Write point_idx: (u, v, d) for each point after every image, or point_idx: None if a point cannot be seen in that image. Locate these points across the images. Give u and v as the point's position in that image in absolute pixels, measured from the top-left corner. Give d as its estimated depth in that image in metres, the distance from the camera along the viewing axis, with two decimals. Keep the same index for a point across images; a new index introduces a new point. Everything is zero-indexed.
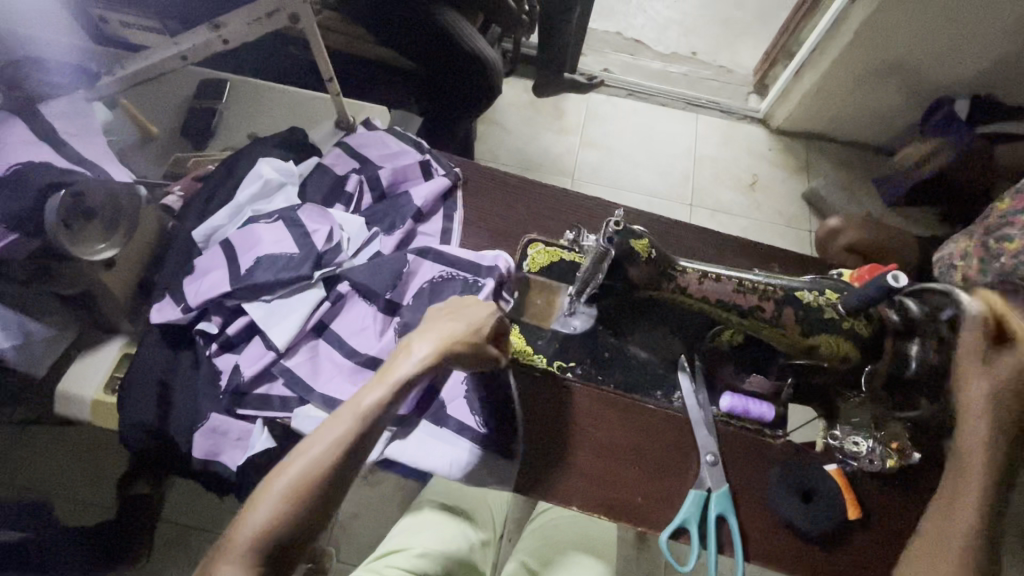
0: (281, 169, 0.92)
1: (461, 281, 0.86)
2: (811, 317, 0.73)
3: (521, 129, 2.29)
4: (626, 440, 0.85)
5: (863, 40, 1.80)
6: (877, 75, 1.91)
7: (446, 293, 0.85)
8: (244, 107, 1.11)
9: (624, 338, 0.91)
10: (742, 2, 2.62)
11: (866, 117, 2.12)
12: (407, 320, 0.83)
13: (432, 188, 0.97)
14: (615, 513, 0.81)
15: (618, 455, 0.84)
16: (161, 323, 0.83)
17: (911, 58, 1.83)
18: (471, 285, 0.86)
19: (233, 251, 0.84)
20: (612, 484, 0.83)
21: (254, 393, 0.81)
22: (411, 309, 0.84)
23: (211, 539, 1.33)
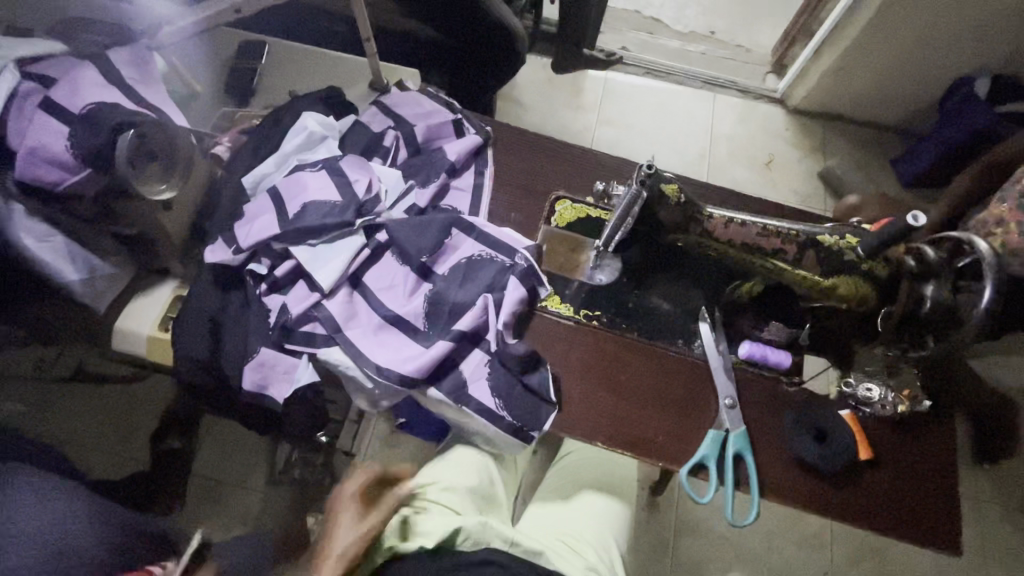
0: (325, 123, 0.96)
1: (498, 264, 0.94)
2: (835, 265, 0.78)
3: (539, 106, 2.32)
4: (653, 381, 0.90)
5: (886, 18, 1.80)
6: (896, 56, 1.92)
7: (481, 273, 0.94)
8: (281, 68, 1.15)
9: (647, 291, 0.95)
10: None
11: (884, 97, 2.12)
12: (438, 289, 0.92)
13: (465, 144, 1.02)
14: (636, 450, 0.86)
15: (642, 397, 0.89)
16: (213, 263, 0.87)
17: (933, 35, 1.82)
18: (508, 268, 0.94)
19: (280, 195, 0.88)
20: (634, 423, 0.87)
21: (301, 330, 0.86)
22: (445, 282, 0.93)
23: (242, 488, 1.41)
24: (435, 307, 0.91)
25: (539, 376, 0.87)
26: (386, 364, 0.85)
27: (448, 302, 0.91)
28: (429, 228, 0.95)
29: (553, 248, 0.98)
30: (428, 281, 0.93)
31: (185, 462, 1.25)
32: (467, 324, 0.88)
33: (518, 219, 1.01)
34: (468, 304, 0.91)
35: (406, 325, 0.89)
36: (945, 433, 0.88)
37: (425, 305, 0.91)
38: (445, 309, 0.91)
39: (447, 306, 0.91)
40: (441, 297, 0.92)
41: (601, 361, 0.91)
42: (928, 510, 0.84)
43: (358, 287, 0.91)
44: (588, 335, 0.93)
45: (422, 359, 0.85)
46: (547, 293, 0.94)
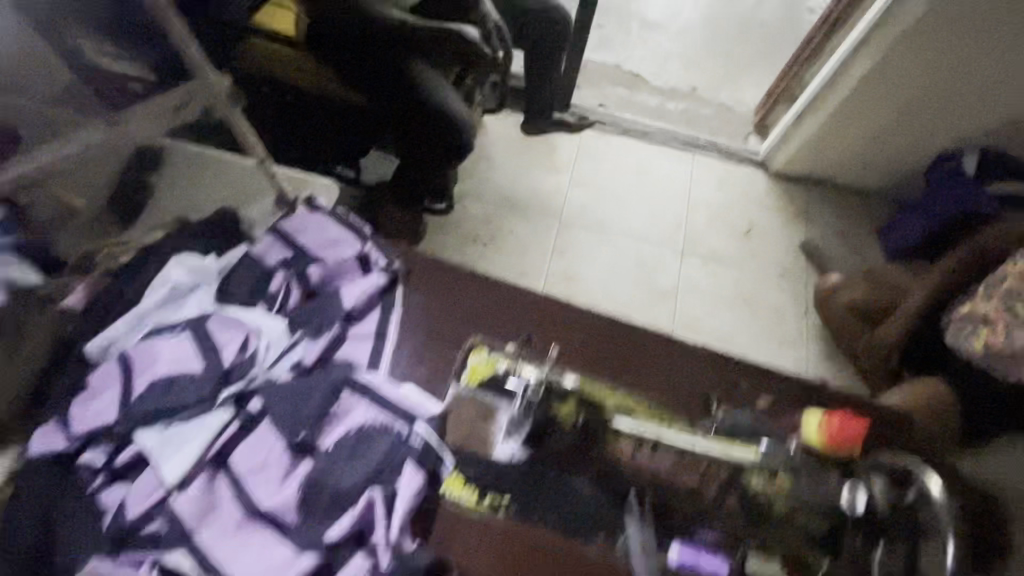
0: (196, 268, 0.85)
1: (393, 437, 0.81)
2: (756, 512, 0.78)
3: (506, 164, 2.12)
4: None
5: (869, 87, 1.73)
6: (886, 118, 1.80)
7: (371, 449, 0.80)
8: (178, 178, 1.04)
9: (568, 469, 0.82)
10: (743, 40, 2.52)
11: (867, 168, 2.02)
12: (317, 469, 0.78)
13: (368, 285, 0.90)
14: None
15: None
16: (42, 452, 0.73)
17: (917, 107, 1.75)
18: (402, 444, 0.81)
19: (130, 365, 0.76)
20: None
21: (142, 532, 0.72)
22: (327, 462, 0.79)
23: None
24: (310, 495, 0.76)
25: None
26: None
27: (327, 489, 0.77)
28: (313, 394, 0.82)
29: (461, 412, 0.84)
30: (306, 460, 0.79)
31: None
32: (338, 531, 0.74)
33: (425, 373, 0.88)
34: (351, 492, 0.77)
35: (274, 521, 0.75)
36: None
37: (299, 493, 0.76)
38: (324, 498, 0.76)
39: (326, 494, 0.77)
40: (319, 483, 0.77)
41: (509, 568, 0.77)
42: None
43: (221, 469, 0.77)
44: (498, 528, 0.79)
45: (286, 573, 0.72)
46: (451, 464, 0.81)
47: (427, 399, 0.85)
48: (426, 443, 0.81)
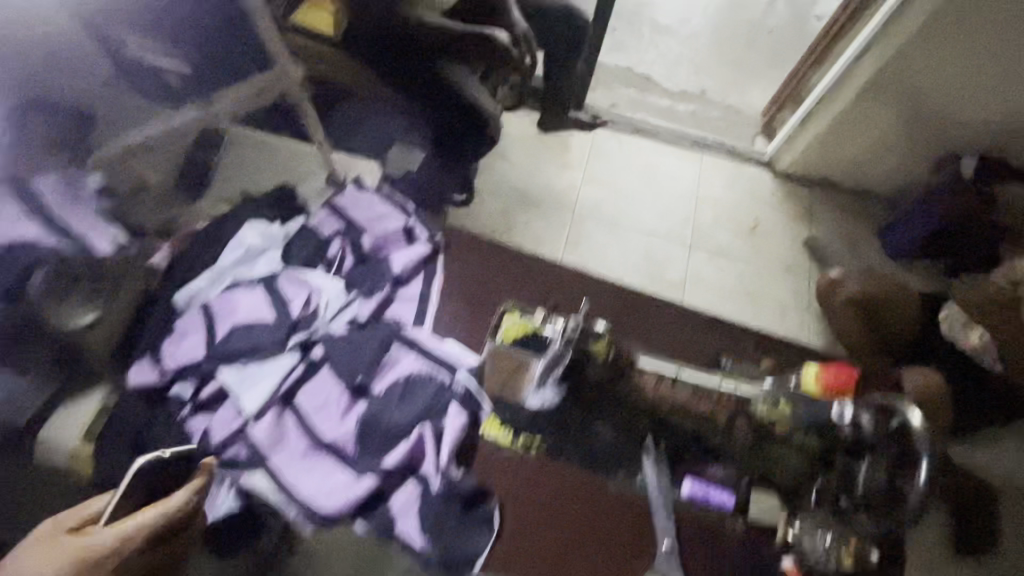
0: (266, 234, 0.97)
1: (436, 384, 0.91)
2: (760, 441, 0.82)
3: (522, 157, 1.94)
4: (591, 514, 0.88)
5: (871, 97, 1.51)
6: (895, 120, 1.56)
7: (418, 394, 0.90)
8: (236, 157, 1.15)
9: (591, 415, 0.93)
10: (771, 28, 2.35)
11: (869, 178, 1.75)
12: (372, 411, 0.89)
13: (413, 254, 1.00)
14: None
15: (575, 533, 0.87)
16: (137, 383, 0.85)
17: (923, 115, 1.52)
18: (445, 390, 0.91)
19: (211, 314, 0.87)
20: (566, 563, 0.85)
21: (224, 455, 0.83)
22: (380, 403, 0.89)
23: None
24: (367, 431, 0.87)
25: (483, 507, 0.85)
26: (310, 496, 0.82)
27: (381, 424, 0.88)
28: (366, 346, 0.92)
29: (497, 366, 0.90)
30: (362, 401, 0.90)
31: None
32: (395, 458, 0.85)
33: (463, 335, 0.99)
34: (402, 428, 0.87)
35: (336, 450, 0.86)
36: None
37: (358, 428, 0.87)
38: (378, 433, 0.87)
39: (380, 430, 0.87)
40: (374, 421, 0.88)
41: (535, 495, 0.89)
42: None
43: (288, 407, 0.87)
44: (530, 461, 0.91)
45: (351, 490, 0.83)
46: (489, 410, 0.92)
47: (466, 354, 0.95)
48: (468, 390, 0.92)
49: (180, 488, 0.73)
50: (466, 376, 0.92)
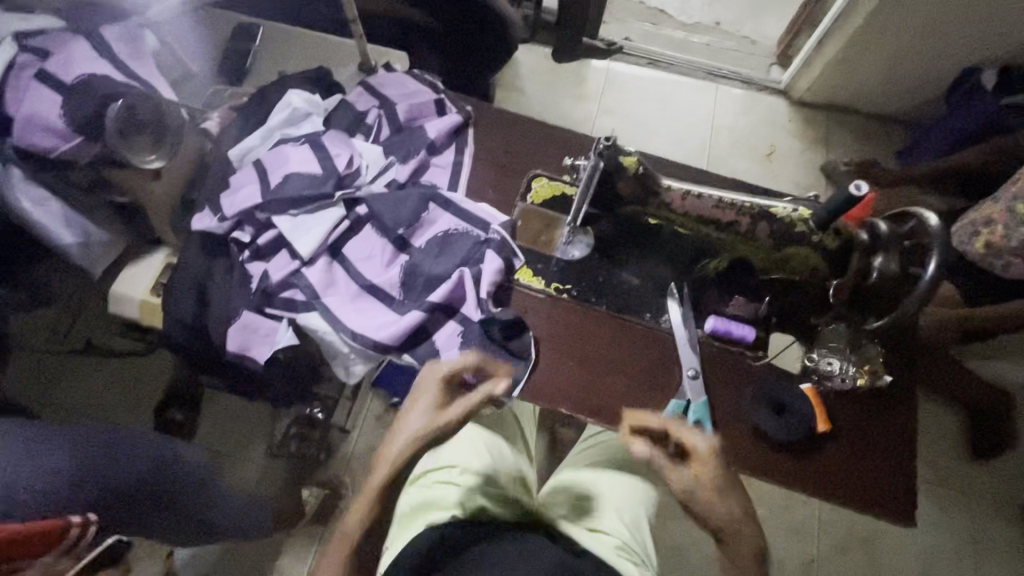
0: (309, 102, 1.03)
1: (472, 239, 0.96)
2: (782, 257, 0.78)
3: (540, 95, 2.20)
4: (624, 350, 0.93)
5: (882, 12, 1.72)
6: (908, 23, 1.74)
7: (456, 246, 0.95)
8: (274, 53, 1.24)
9: (618, 264, 0.97)
10: None
11: (898, 91, 2.02)
12: (414, 261, 0.95)
13: (445, 123, 1.05)
14: (601, 418, 0.89)
15: (606, 366, 0.92)
16: (200, 231, 0.93)
17: (937, 27, 1.73)
18: (481, 243, 0.95)
19: (263, 168, 0.94)
20: (599, 392, 0.90)
21: (280, 295, 0.91)
22: (420, 255, 0.95)
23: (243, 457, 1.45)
24: (409, 277, 0.94)
25: (520, 341, 0.91)
26: (361, 331, 0.89)
27: (422, 272, 0.94)
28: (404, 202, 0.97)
29: (527, 223, 0.99)
30: (405, 254, 0.96)
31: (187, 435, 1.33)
32: (439, 296, 0.91)
33: (495, 198, 1.03)
34: (443, 276, 0.94)
35: (382, 295, 0.93)
36: (907, 409, 0.90)
37: (401, 275, 0.94)
38: (421, 280, 0.94)
39: (422, 277, 0.94)
40: (415, 269, 0.94)
41: (569, 331, 0.94)
42: (893, 477, 0.86)
43: (336, 257, 0.94)
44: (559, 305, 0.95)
45: (397, 326, 0.90)
46: (520, 262, 0.96)
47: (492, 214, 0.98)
48: (503, 240, 0.96)
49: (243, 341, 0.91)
50: (500, 230, 0.96)
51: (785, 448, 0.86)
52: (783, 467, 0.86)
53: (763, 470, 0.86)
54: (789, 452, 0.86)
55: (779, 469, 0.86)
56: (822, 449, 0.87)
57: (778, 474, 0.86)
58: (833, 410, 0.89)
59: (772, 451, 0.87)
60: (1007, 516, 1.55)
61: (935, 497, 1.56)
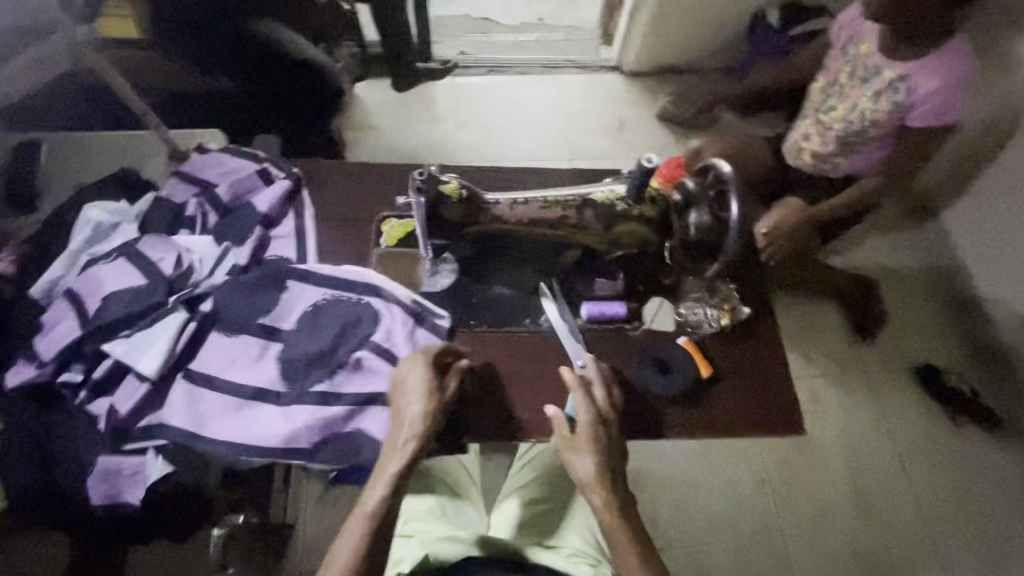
0: (114, 210, 0.95)
1: (344, 304, 0.89)
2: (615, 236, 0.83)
3: (394, 127, 2.19)
4: (549, 362, 0.93)
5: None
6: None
7: (327, 317, 0.88)
8: (71, 164, 1.13)
9: (487, 280, 0.97)
10: None
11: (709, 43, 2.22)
12: (287, 346, 0.87)
13: (275, 191, 1.00)
14: (534, 431, 0.89)
15: (519, 379, 0.92)
16: (19, 387, 0.83)
17: None
18: (353, 305, 0.89)
19: (78, 297, 0.86)
20: (528, 407, 0.90)
21: (136, 426, 0.82)
22: (292, 338, 0.87)
23: None
24: (288, 367, 0.85)
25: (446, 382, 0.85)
26: (237, 435, 0.82)
27: (298, 356, 0.86)
28: (257, 292, 0.89)
29: (389, 267, 0.97)
30: (277, 341, 0.87)
31: None
32: (328, 381, 0.84)
33: (348, 250, 0.99)
34: (321, 352, 0.86)
35: (267, 394, 0.84)
36: (768, 331, 0.98)
37: (279, 368, 0.85)
38: (300, 364, 0.85)
39: (298, 361, 0.85)
40: (290, 354, 0.86)
41: (492, 353, 0.93)
42: (773, 394, 0.94)
43: (191, 366, 0.86)
44: (477, 334, 0.94)
45: (300, 417, 0.83)
46: (447, 320, 0.92)
47: (365, 272, 0.90)
48: (415, 302, 0.92)
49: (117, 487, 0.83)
50: (405, 295, 0.91)
51: (677, 402, 0.92)
52: (682, 419, 0.91)
53: (665, 428, 0.91)
54: (684, 404, 0.92)
55: (678, 422, 0.91)
56: (708, 392, 0.93)
57: (678, 426, 0.91)
58: (709, 353, 0.96)
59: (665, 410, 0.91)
60: (904, 384, 1.64)
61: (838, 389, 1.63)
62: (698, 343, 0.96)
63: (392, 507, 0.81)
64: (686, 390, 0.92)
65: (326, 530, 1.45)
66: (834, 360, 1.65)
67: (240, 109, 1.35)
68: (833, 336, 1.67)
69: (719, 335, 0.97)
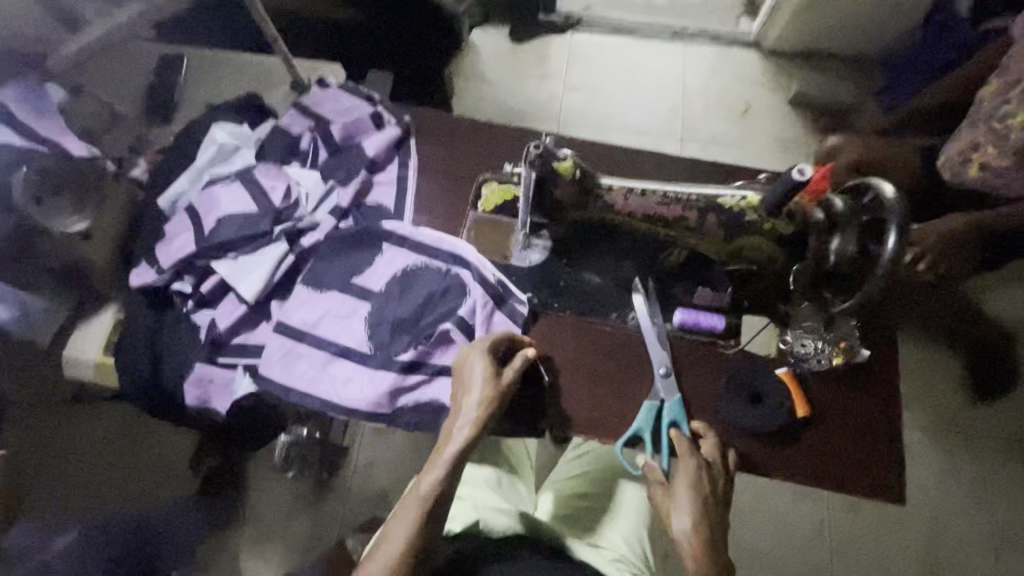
0: (237, 134, 0.99)
1: (434, 272, 0.89)
2: (734, 247, 0.75)
3: (502, 80, 2.11)
4: (629, 367, 0.88)
5: None
6: None
7: (418, 283, 0.88)
8: (203, 79, 1.18)
9: (578, 265, 0.92)
10: None
11: (873, 27, 1.92)
12: (377, 305, 0.88)
13: (384, 137, 0.99)
14: (603, 434, 0.85)
15: (595, 378, 0.87)
16: (140, 286, 0.91)
17: None
18: (444, 275, 0.88)
19: (195, 213, 0.92)
20: (600, 408, 0.86)
21: (232, 342, 0.89)
22: (381, 299, 0.88)
23: (254, 489, 1.51)
24: (376, 327, 0.87)
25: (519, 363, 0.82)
26: (317, 372, 0.85)
27: (387, 320, 0.87)
28: (355, 249, 0.90)
29: (481, 233, 0.94)
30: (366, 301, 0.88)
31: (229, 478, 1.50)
32: (410, 354, 0.85)
33: (443, 207, 0.97)
34: (408, 318, 0.87)
35: (352, 354, 0.86)
36: (887, 382, 0.86)
37: (368, 328, 0.87)
38: (387, 328, 0.87)
39: (386, 325, 0.87)
40: (380, 317, 0.87)
41: (569, 344, 0.89)
42: (879, 451, 0.84)
43: (285, 297, 0.90)
44: (548, 323, 0.90)
45: (384, 383, 0.84)
46: (526, 306, 0.89)
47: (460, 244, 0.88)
48: (500, 282, 0.89)
49: (209, 392, 0.90)
50: (491, 272, 0.88)
51: (766, 437, 0.84)
52: (769, 456, 0.84)
53: (748, 462, 0.83)
54: (774, 441, 0.84)
55: (764, 459, 0.84)
56: (804, 434, 0.84)
57: (763, 463, 0.83)
58: (812, 391, 0.86)
59: (751, 443, 0.84)
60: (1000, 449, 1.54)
61: (928, 442, 1.54)
62: (801, 378, 0.86)
63: (448, 489, 0.79)
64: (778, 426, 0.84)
65: (378, 460, 1.54)
66: (928, 413, 1.55)
67: (360, 44, 1.35)
68: (932, 385, 1.58)
69: (828, 374, 0.86)
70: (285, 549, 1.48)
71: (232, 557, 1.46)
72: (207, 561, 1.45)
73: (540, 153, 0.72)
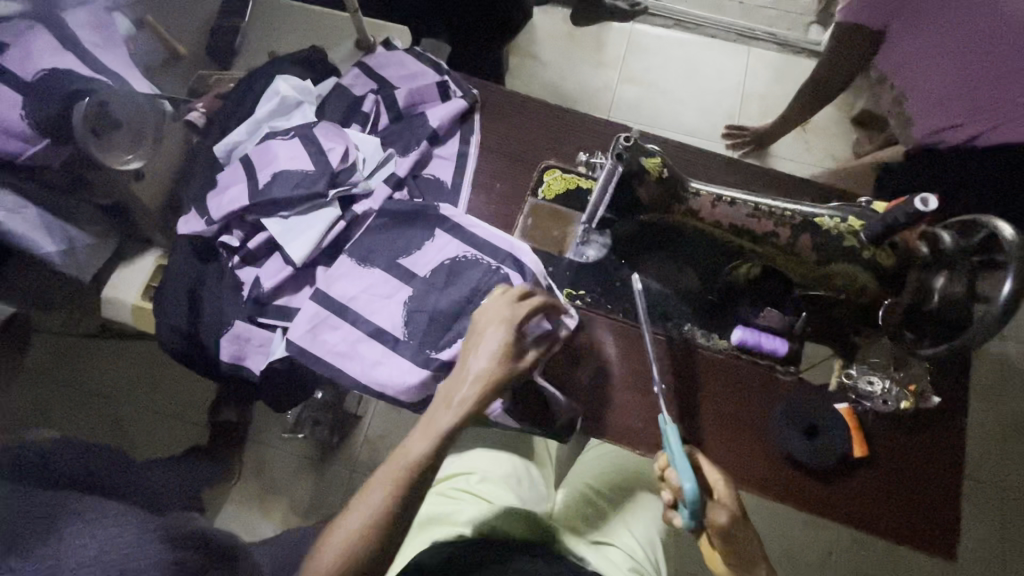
0: (299, 87, 0.96)
1: (482, 268, 0.83)
2: (824, 267, 0.71)
3: (557, 62, 2.03)
4: (671, 376, 0.84)
5: None
6: None
7: (465, 277, 0.82)
8: (263, 25, 1.13)
9: (638, 266, 0.86)
10: None
11: None
12: (418, 293, 0.83)
13: (449, 109, 0.94)
14: (636, 443, 0.80)
15: (632, 382, 0.83)
16: (187, 235, 0.91)
17: None
18: (493, 273, 0.82)
19: (251, 166, 0.89)
20: (633, 414, 0.82)
21: (273, 303, 0.86)
22: (424, 287, 0.83)
23: (265, 445, 1.51)
24: (413, 316, 0.82)
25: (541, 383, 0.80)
26: (350, 348, 0.81)
27: (426, 310, 0.82)
28: (410, 227, 0.86)
29: (541, 221, 0.88)
30: (406, 287, 0.83)
31: (239, 436, 1.46)
32: (449, 354, 0.79)
33: (502, 190, 0.92)
34: (448, 311, 0.81)
35: (386, 337, 0.82)
36: (954, 431, 0.81)
37: (405, 313, 0.82)
38: (422, 317, 0.82)
39: (424, 315, 0.82)
40: (420, 305, 0.82)
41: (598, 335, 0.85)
42: (938, 501, 0.79)
43: (334, 262, 0.87)
44: (586, 319, 0.86)
45: (419, 376, 0.79)
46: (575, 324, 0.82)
47: (514, 244, 0.84)
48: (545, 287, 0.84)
49: (243, 351, 0.88)
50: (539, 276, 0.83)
51: (814, 472, 0.79)
52: (818, 492, 0.79)
53: (791, 495, 0.79)
54: (822, 477, 0.79)
55: (810, 494, 0.79)
56: (858, 476, 0.80)
57: (808, 498, 0.79)
58: (871, 431, 0.81)
59: (798, 476, 0.80)
60: None
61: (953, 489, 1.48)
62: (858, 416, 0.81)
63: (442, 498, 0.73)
64: (832, 464, 0.79)
65: (388, 432, 1.53)
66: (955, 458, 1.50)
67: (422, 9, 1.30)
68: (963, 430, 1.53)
69: (892, 417, 0.81)
70: (287, 509, 1.47)
71: (235, 509, 1.47)
72: (211, 510, 1.46)
73: (634, 143, 0.69)
